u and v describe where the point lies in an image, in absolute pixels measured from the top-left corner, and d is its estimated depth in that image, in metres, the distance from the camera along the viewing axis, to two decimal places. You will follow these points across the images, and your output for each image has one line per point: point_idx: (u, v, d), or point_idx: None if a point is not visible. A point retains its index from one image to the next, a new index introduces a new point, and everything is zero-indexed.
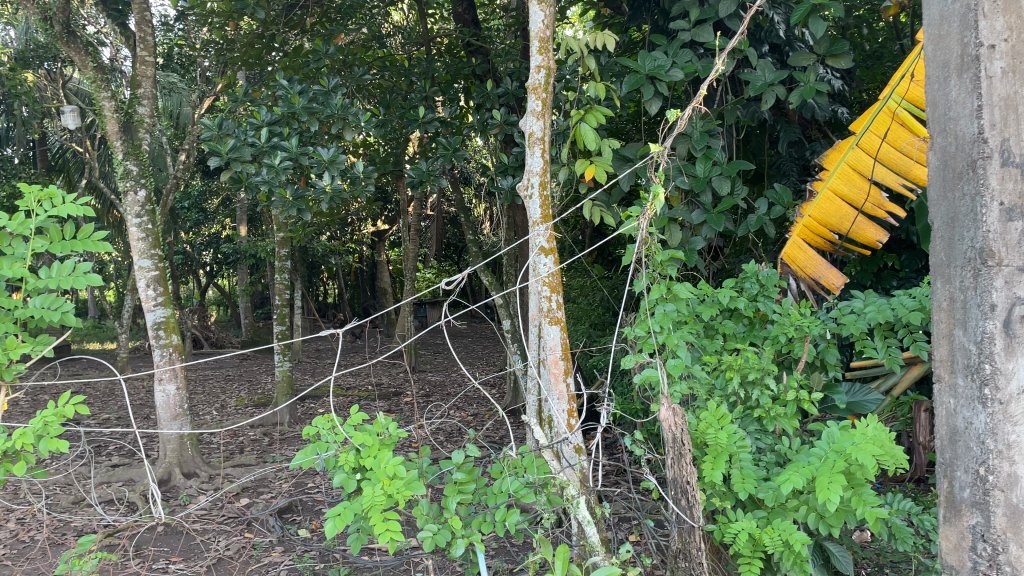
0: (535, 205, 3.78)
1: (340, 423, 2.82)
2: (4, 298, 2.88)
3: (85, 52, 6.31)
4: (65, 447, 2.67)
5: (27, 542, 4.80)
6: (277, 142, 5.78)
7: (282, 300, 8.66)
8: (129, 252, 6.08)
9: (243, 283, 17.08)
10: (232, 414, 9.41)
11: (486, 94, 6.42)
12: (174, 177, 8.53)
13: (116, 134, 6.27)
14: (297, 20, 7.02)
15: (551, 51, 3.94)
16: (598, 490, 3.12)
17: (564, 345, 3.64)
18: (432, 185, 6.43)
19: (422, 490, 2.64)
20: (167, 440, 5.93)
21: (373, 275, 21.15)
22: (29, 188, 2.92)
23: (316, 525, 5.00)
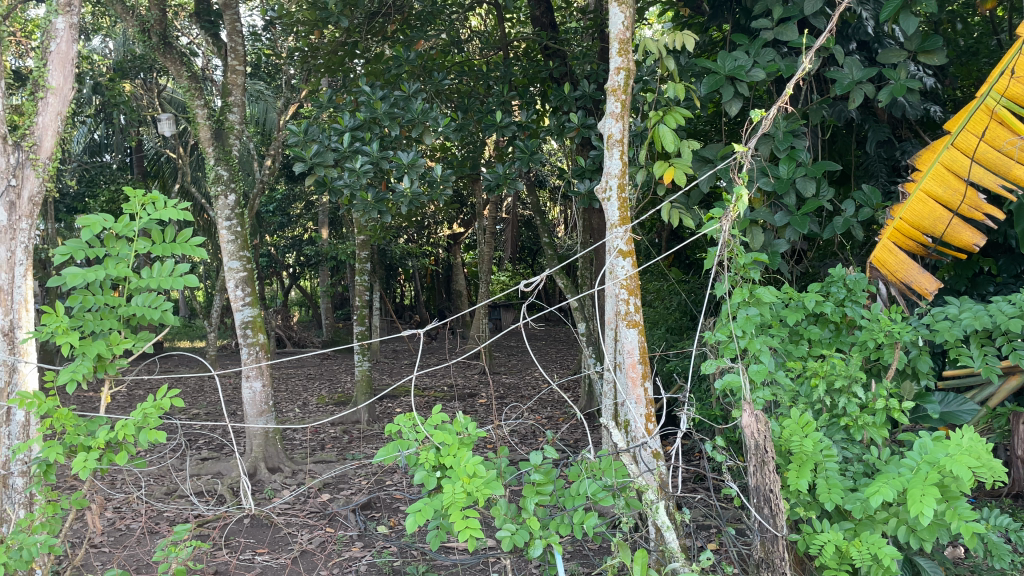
0: (613, 207, 3.76)
1: (422, 421, 2.86)
2: (108, 297, 3.05)
3: (181, 62, 6.59)
4: (163, 439, 2.77)
5: (124, 529, 5.06)
6: (358, 146, 5.94)
7: (361, 301, 8.87)
8: (219, 254, 6.34)
9: (324, 284, 17.57)
10: (314, 412, 9.68)
11: (564, 97, 6.40)
12: (261, 181, 8.83)
13: (208, 140, 6.54)
14: (378, 27, 7.18)
15: (631, 52, 3.91)
16: (678, 495, 3.07)
17: (642, 348, 3.61)
18: (508, 188, 6.47)
19: (501, 490, 2.67)
20: (254, 435, 6.16)
21: (449, 278, 21.41)
22: (132, 192, 3.08)
23: (395, 522, 5.10)
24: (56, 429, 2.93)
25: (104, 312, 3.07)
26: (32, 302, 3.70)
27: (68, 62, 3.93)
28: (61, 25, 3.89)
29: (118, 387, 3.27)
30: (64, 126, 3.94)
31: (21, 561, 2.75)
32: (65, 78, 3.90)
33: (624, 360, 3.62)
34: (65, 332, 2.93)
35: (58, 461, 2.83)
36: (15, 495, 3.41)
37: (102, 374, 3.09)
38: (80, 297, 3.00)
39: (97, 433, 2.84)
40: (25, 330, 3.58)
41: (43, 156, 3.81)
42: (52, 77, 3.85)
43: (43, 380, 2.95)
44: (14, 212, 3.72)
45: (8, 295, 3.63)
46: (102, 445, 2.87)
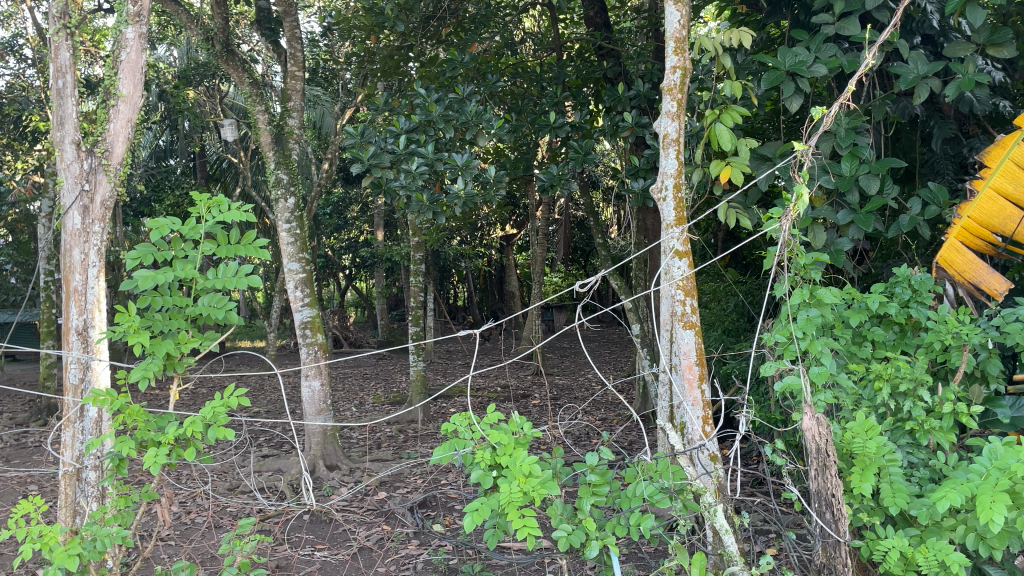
0: (669, 207, 3.72)
1: (478, 420, 2.88)
2: (176, 298, 3.14)
3: (242, 68, 6.76)
4: (230, 436, 2.84)
5: (190, 523, 5.22)
6: (414, 149, 6.02)
7: (416, 301, 8.96)
8: (280, 256, 6.49)
9: (380, 285, 17.82)
10: (370, 411, 9.83)
11: (618, 97, 6.37)
12: (319, 184, 9.00)
13: (269, 145, 6.70)
14: (433, 30, 7.25)
15: (687, 51, 3.87)
16: (737, 499, 3.02)
17: (699, 349, 3.56)
18: (562, 189, 6.47)
19: (558, 490, 2.67)
20: (312, 433, 6.29)
21: (501, 279, 21.48)
22: (198, 196, 3.17)
23: (451, 521, 5.15)
24: (128, 426, 3.03)
25: (173, 312, 3.17)
26: (104, 302, 3.83)
27: (138, 70, 4.07)
28: (131, 35, 4.05)
29: (186, 385, 3.37)
30: (134, 132, 4.08)
31: (96, 551, 2.85)
32: (135, 85, 4.04)
33: (680, 362, 3.58)
34: (136, 332, 3.04)
35: (130, 456, 2.92)
36: (88, 488, 3.53)
37: (171, 373, 3.19)
38: (150, 299, 3.11)
39: (167, 429, 2.93)
40: (99, 329, 3.71)
41: (115, 162, 3.96)
42: (122, 85, 3.99)
43: (117, 377, 3.06)
44: (87, 215, 3.85)
45: (82, 296, 3.75)
46: (171, 441, 2.96)
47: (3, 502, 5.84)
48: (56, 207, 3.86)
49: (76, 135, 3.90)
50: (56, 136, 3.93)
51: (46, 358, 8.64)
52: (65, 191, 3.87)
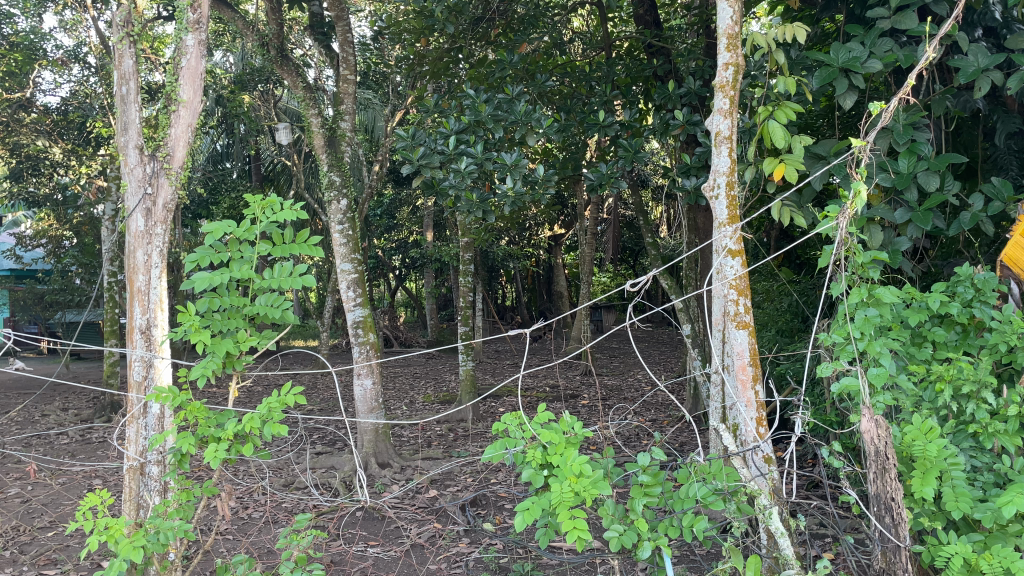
0: (721, 205, 3.67)
1: (529, 420, 2.88)
2: (234, 298, 3.22)
3: (296, 73, 6.89)
4: (287, 432, 2.89)
5: (247, 518, 5.35)
6: (463, 149, 6.05)
7: (466, 301, 9.02)
8: (332, 256, 6.59)
9: (429, 286, 17.99)
10: (420, 410, 9.93)
11: (668, 94, 6.32)
12: (369, 186, 9.13)
13: (322, 148, 6.81)
14: (482, 32, 7.29)
15: (739, 47, 3.80)
16: (792, 502, 2.97)
17: (752, 350, 3.50)
18: (611, 188, 6.44)
19: (609, 490, 2.66)
20: (364, 431, 6.38)
21: (550, 279, 21.45)
22: (254, 199, 3.24)
23: (501, 519, 5.17)
24: (189, 422, 3.11)
25: (231, 312, 3.25)
26: (166, 302, 3.93)
27: (197, 76, 4.18)
28: (191, 42, 4.16)
29: (244, 382, 3.45)
30: (194, 136, 4.19)
31: (159, 544, 2.93)
32: (195, 91, 4.15)
33: (734, 363, 3.53)
34: (196, 331, 3.13)
35: (191, 452, 3.00)
36: (151, 483, 3.63)
37: (230, 370, 3.26)
38: (209, 300, 3.19)
39: (226, 425, 3.00)
40: (161, 328, 3.81)
41: (176, 165, 4.07)
42: (183, 91, 4.10)
43: (179, 375, 3.15)
44: (150, 218, 3.96)
45: (145, 295, 3.86)
46: (230, 437, 3.03)
47: (71, 495, 6.06)
48: (121, 210, 3.98)
49: (138, 140, 4.03)
50: (120, 141, 4.05)
51: (110, 356, 8.93)
52: (129, 194, 3.99)
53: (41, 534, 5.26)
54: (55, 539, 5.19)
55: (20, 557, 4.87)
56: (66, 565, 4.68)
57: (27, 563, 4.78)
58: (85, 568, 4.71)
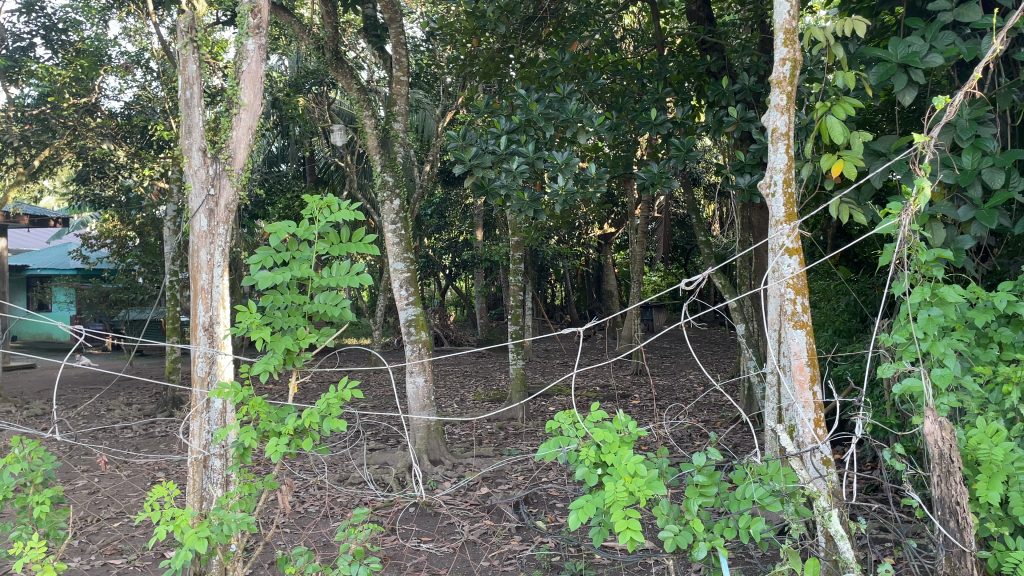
0: (778, 204, 3.61)
1: (582, 418, 2.88)
2: (293, 296, 3.29)
3: (351, 75, 6.99)
4: (346, 428, 2.93)
5: (304, 512, 5.47)
6: (514, 149, 6.06)
7: (516, 300, 9.05)
8: (385, 256, 6.67)
9: (479, 285, 18.10)
10: (471, 408, 10.01)
11: (722, 91, 6.23)
12: (421, 186, 9.23)
13: (376, 149, 6.90)
14: (533, 31, 7.31)
15: (797, 42, 3.72)
16: (853, 504, 2.92)
17: (810, 350, 3.43)
18: (664, 186, 6.39)
19: (664, 490, 2.63)
20: (417, 428, 6.45)
21: (600, 278, 21.38)
22: (312, 199, 3.30)
23: (552, 518, 5.18)
24: (251, 417, 3.19)
25: (291, 310, 3.32)
26: (228, 300, 4.03)
27: (257, 80, 4.28)
28: (251, 46, 4.27)
29: (303, 378, 3.52)
30: (254, 138, 4.29)
31: (223, 535, 3.00)
32: (255, 94, 4.25)
33: (791, 363, 3.47)
34: (258, 327, 3.21)
35: (253, 446, 3.08)
36: (214, 475, 3.72)
37: (290, 367, 3.34)
38: (270, 297, 3.27)
39: (287, 420, 3.06)
40: (223, 326, 3.90)
41: (237, 167, 4.17)
42: (244, 94, 4.20)
43: (241, 371, 3.23)
44: (212, 219, 4.06)
45: (209, 294, 3.96)
46: (291, 432, 3.09)
47: (136, 488, 6.26)
48: (185, 210, 4.09)
49: (202, 143, 4.13)
50: (184, 144, 4.16)
51: (171, 353, 9.20)
52: (192, 195, 4.09)
53: (108, 524, 5.45)
54: (122, 530, 5.37)
55: (88, 547, 5.05)
56: (131, 555, 4.84)
57: (94, 553, 4.96)
58: (150, 558, 4.86)
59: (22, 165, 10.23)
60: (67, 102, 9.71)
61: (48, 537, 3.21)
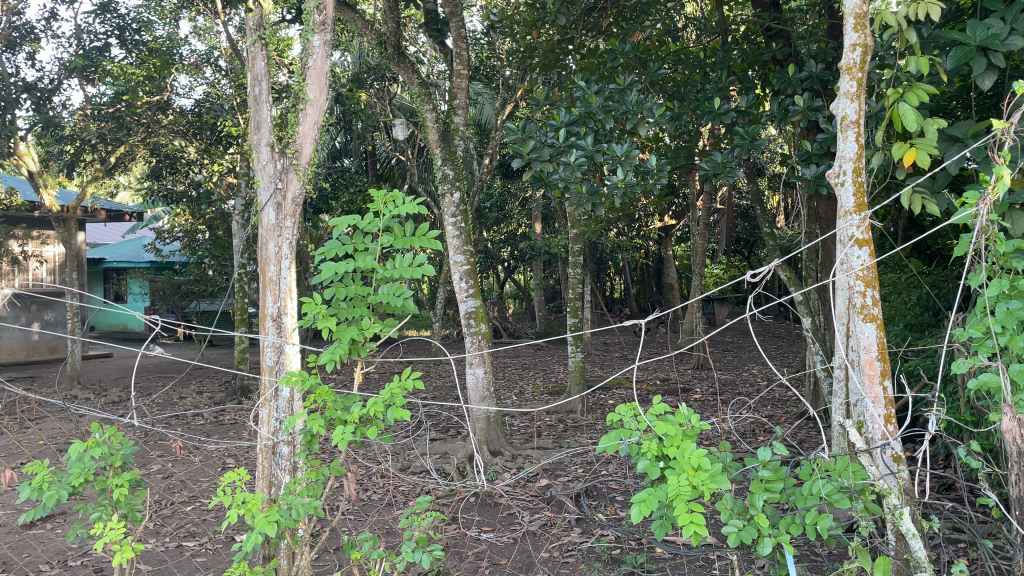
0: (847, 193, 3.51)
1: (644, 411, 2.84)
2: (358, 287, 3.35)
3: (412, 70, 7.05)
4: (409, 417, 2.96)
5: (366, 501, 5.58)
6: (573, 141, 6.02)
7: (575, 293, 9.03)
8: (445, 248, 6.73)
9: (538, 278, 18.10)
10: (530, 400, 10.05)
11: (788, 79, 6.10)
12: (480, 179, 9.30)
13: (436, 142, 6.96)
14: (594, 22, 7.31)
15: (868, 27, 3.60)
16: (925, 502, 2.83)
17: (881, 344, 3.34)
18: (727, 176, 6.27)
19: (728, 484, 2.59)
20: (477, 419, 6.51)
21: (660, 270, 21.18)
22: (377, 193, 3.35)
23: (612, 511, 5.18)
24: (319, 405, 3.26)
25: (356, 301, 3.38)
26: (295, 292, 4.10)
27: (323, 76, 4.36)
28: (317, 43, 4.36)
29: (368, 367, 3.59)
30: (319, 133, 4.37)
31: (292, 519, 3.06)
32: (321, 90, 4.33)
33: (860, 357, 3.39)
34: (324, 318, 3.28)
35: (320, 433, 3.15)
36: (282, 462, 3.80)
37: (356, 356, 3.39)
38: (335, 288, 3.34)
39: (353, 408, 3.12)
40: (291, 317, 3.98)
41: (303, 161, 4.24)
42: (310, 90, 4.28)
43: (309, 360, 3.30)
44: (280, 211, 4.13)
45: (276, 285, 4.04)
46: (356, 420, 3.15)
47: (208, 473, 6.48)
48: (254, 204, 4.18)
49: (270, 138, 4.22)
50: (253, 140, 4.25)
51: (240, 343, 9.48)
52: (261, 189, 4.18)
53: (181, 508, 5.65)
54: (194, 513, 5.57)
55: (163, 529, 5.26)
56: (203, 538, 5.01)
57: (168, 535, 5.16)
58: (221, 541, 5.03)
59: (99, 161, 10.69)
60: (141, 100, 10.07)
61: (126, 518, 3.34)
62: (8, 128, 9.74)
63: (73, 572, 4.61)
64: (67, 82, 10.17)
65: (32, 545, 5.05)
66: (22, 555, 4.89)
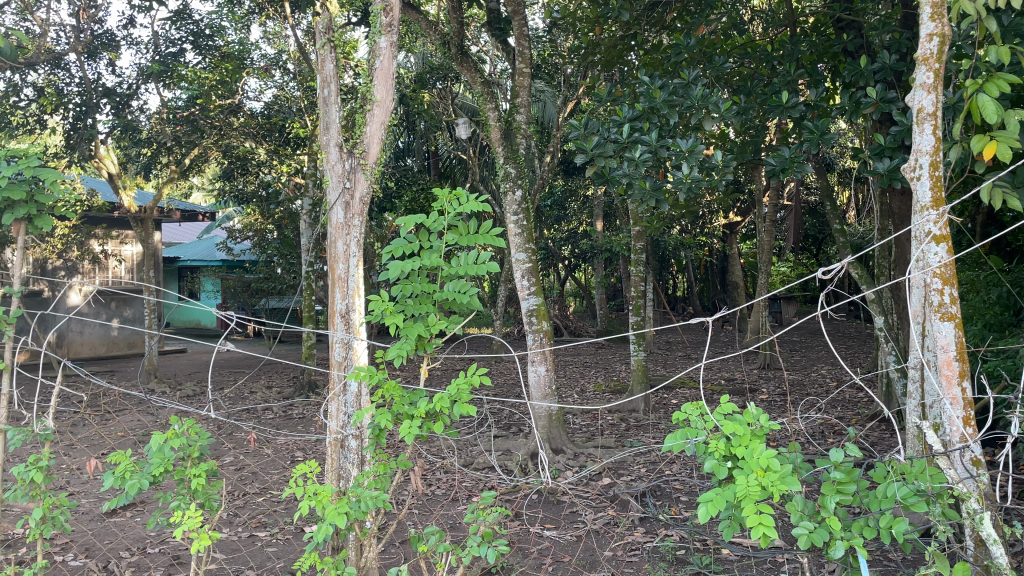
0: (923, 187, 3.38)
1: (711, 411, 2.79)
2: (424, 284, 3.39)
3: (475, 69, 7.10)
4: (473, 413, 2.97)
5: (430, 495, 5.65)
6: (637, 137, 5.97)
7: (637, 291, 8.97)
8: (508, 247, 6.76)
9: (599, 276, 18.03)
10: (591, 398, 10.02)
11: (860, 71, 5.93)
12: (541, 177, 9.33)
13: (498, 141, 6.99)
14: (658, 16, 7.25)
15: (946, 16, 3.47)
16: (1008, 508, 2.72)
17: (959, 343, 3.21)
18: (795, 172, 6.12)
19: (798, 486, 2.53)
20: (539, 416, 6.52)
21: (724, 268, 20.84)
22: (443, 191, 3.38)
23: (677, 511, 5.14)
24: (386, 400, 3.31)
25: (422, 298, 3.42)
26: (362, 289, 4.14)
27: (389, 76, 4.43)
28: (384, 44, 4.45)
29: (433, 363, 3.62)
30: (386, 133, 4.44)
31: (361, 512, 3.10)
32: (387, 90, 4.40)
33: (937, 357, 3.25)
34: (391, 315, 3.33)
35: (388, 427, 3.20)
36: (351, 456, 3.88)
37: (422, 353, 3.43)
38: (401, 286, 3.38)
39: (420, 403, 3.16)
40: (358, 313, 4.03)
41: (370, 160, 4.30)
42: (377, 91, 4.36)
43: (376, 356, 3.36)
44: (348, 211, 4.20)
45: (345, 282, 4.08)
46: (422, 415, 3.19)
47: (278, 465, 6.67)
48: (323, 204, 4.26)
49: (339, 139, 4.29)
50: (323, 140, 4.33)
51: (308, 339, 9.71)
52: (330, 189, 4.26)
53: (253, 499, 5.82)
54: (266, 504, 5.73)
55: (236, 519, 5.43)
56: (274, 529, 5.15)
57: (242, 525, 5.32)
58: (291, 531, 5.17)
59: (175, 163, 11.07)
60: (213, 104, 10.41)
61: (203, 508, 3.44)
62: (90, 132, 10.16)
63: (152, 559, 4.79)
64: (145, 86, 10.53)
65: (114, 532, 5.28)
66: (105, 541, 5.11)
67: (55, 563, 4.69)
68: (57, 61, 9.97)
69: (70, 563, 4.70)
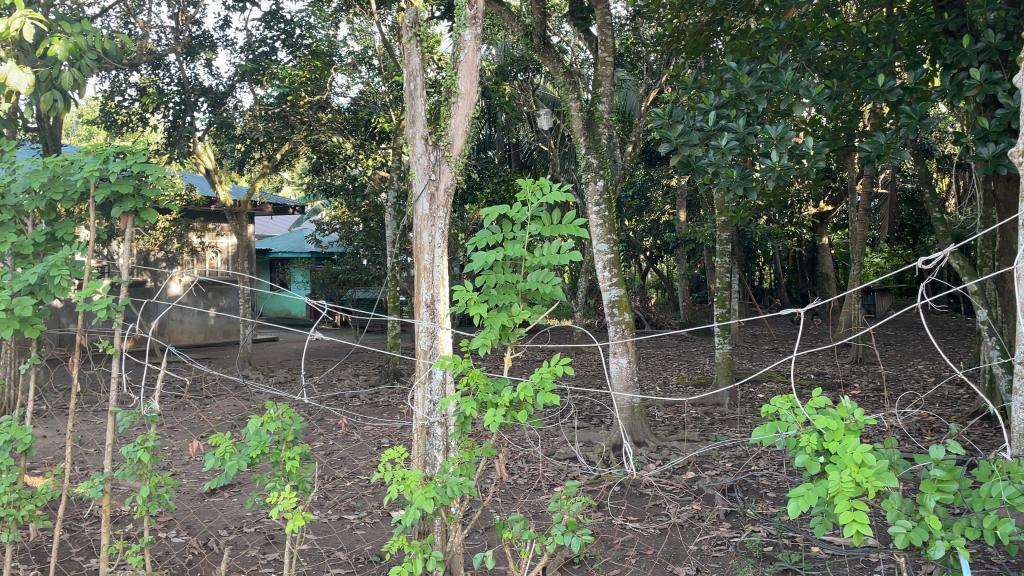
0: None
1: (803, 404, 2.70)
2: (509, 274, 3.42)
3: (557, 59, 7.07)
4: (557, 402, 2.96)
5: (513, 484, 5.70)
6: (724, 124, 5.83)
7: (722, 282, 8.78)
8: (589, 238, 6.71)
9: (682, 268, 17.73)
10: (674, 391, 9.88)
11: (962, 51, 5.63)
12: (623, 166, 9.26)
13: (580, 131, 6.95)
14: (745, 1, 7.09)
15: None
16: None
17: None
18: (892, 158, 5.86)
19: (896, 483, 2.42)
20: (622, 407, 6.48)
21: (814, 260, 20.20)
22: (526, 180, 3.39)
23: (764, 506, 5.04)
24: (471, 388, 3.34)
25: (506, 288, 3.45)
26: (447, 279, 4.18)
27: (473, 69, 4.47)
28: (468, 36, 4.48)
29: (517, 352, 3.62)
30: (470, 125, 4.47)
31: (447, 497, 3.15)
32: (471, 83, 4.44)
33: None
34: (475, 304, 3.36)
35: (472, 415, 3.23)
36: (436, 442, 3.94)
37: (506, 341, 3.44)
38: (485, 276, 3.41)
39: (504, 392, 3.18)
40: (444, 303, 4.08)
41: (455, 152, 4.35)
42: (461, 83, 4.41)
43: (461, 344, 3.39)
44: (434, 202, 4.26)
45: (430, 273, 4.13)
46: (507, 403, 3.20)
47: (365, 451, 6.85)
48: (409, 195, 4.34)
49: (424, 132, 4.34)
50: (409, 133, 4.39)
51: (393, 329, 9.91)
52: (416, 181, 4.32)
53: (341, 483, 6.00)
54: (354, 488, 5.89)
55: (326, 502, 5.60)
56: (362, 512, 5.29)
57: (332, 507, 5.49)
58: (379, 515, 5.30)
59: (267, 159, 11.46)
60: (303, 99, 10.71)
61: (297, 489, 3.56)
62: (188, 129, 10.64)
63: (248, 538, 5.00)
64: (240, 85, 10.95)
65: (214, 511, 5.53)
66: (206, 520, 5.37)
67: (160, 539, 4.95)
68: (158, 61, 10.46)
69: (173, 539, 4.95)
